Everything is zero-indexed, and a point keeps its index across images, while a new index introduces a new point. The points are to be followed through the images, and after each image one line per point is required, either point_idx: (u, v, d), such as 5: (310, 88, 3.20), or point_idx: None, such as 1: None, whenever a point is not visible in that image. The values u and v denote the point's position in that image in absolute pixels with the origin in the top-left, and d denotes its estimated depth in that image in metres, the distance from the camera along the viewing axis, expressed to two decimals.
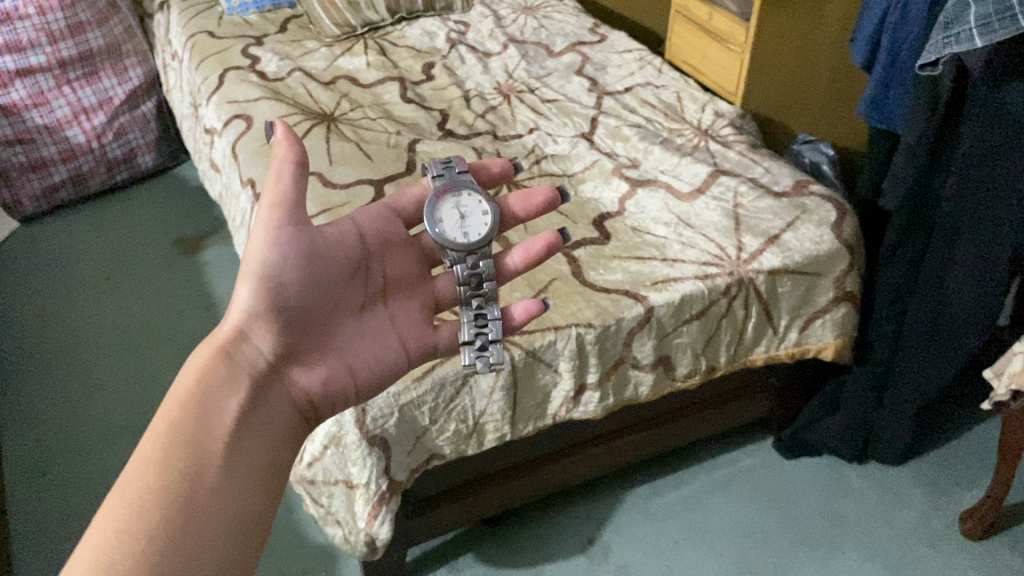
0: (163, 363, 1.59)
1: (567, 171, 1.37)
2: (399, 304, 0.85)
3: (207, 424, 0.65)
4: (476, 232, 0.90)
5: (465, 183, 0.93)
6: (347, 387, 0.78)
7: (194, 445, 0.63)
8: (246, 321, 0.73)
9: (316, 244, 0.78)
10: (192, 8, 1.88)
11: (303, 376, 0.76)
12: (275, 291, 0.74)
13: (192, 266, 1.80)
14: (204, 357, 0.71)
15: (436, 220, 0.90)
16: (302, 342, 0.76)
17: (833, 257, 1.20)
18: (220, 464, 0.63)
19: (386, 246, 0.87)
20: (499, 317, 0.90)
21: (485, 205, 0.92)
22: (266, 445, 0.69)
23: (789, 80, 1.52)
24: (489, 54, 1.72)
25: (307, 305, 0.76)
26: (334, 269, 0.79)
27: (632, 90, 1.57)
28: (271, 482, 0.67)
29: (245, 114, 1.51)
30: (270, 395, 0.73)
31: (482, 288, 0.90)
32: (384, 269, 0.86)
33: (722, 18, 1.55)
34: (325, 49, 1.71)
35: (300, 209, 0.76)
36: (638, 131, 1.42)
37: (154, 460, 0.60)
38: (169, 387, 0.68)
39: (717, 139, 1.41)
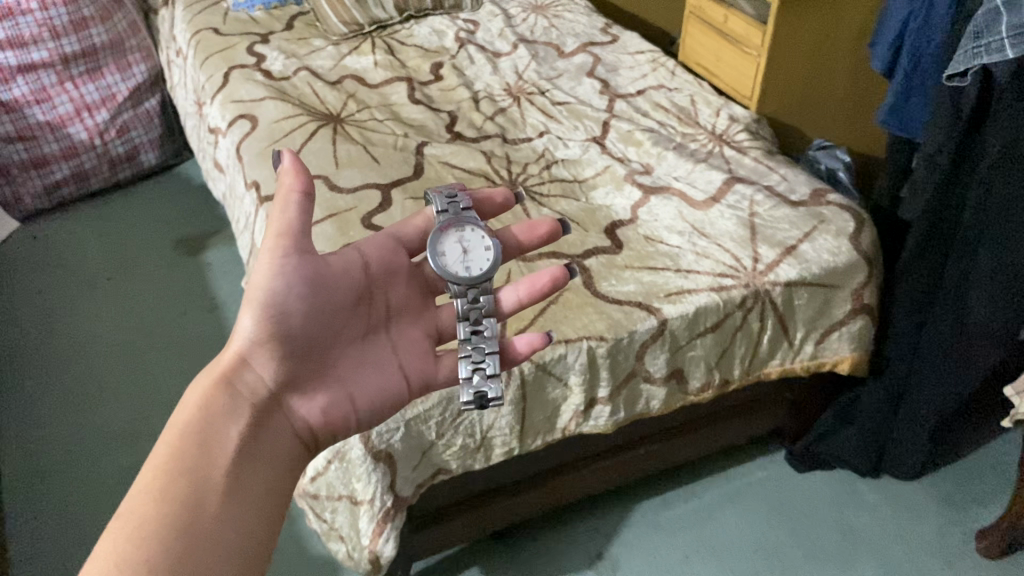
0: (166, 366, 1.57)
1: (578, 177, 1.34)
2: (403, 332, 0.85)
3: (206, 457, 0.67)
4: (478, 267, 0.88)
5: (468, 217, 0.91)
6: (348, 417, 0.79)
7: (193, 480, 0.65)
8: (248, 350, 0.74)
9: (322, 273, 0.77)
10: (197, 4, 1.85)
11: (304, 406, 0.77)
12: (279, 321, 0.74)
13: (194, 267, 1.78)
14: (206, 386, 0.72)
15: (438, 254, 0.88)
16: (303, 372, 0.77)
17: (851, 269, 1.17)
18: (218, 499, 0.65)
19: (391, 274, 0.87)
20: (497, 352, 0.87)
21: (488, 240, 0.90)
22: (264, 477, 0.70)
23: (809, 83, 1.48)
24: (498, 54, 1.69)
25: (311, 335, 0.76)
26: (339, 297, 0.79)
27: (644, 92, 1.54)
28: (268, 514, 0.69)
29: (249, 114, 1.49)
30: (269, 424, 0.74)
31: (482, 323, 0.88)
32: (388, 299, 0.86)
33: (735, 18, 1.47)
34: (332, 47, 1.68)
35: (306, 238, 0.76)
36: (651, 136, 1.39)
37: (152, 494, 0.62)
38: (170, 417, 0.69)
39: (732, 145, 1.38)
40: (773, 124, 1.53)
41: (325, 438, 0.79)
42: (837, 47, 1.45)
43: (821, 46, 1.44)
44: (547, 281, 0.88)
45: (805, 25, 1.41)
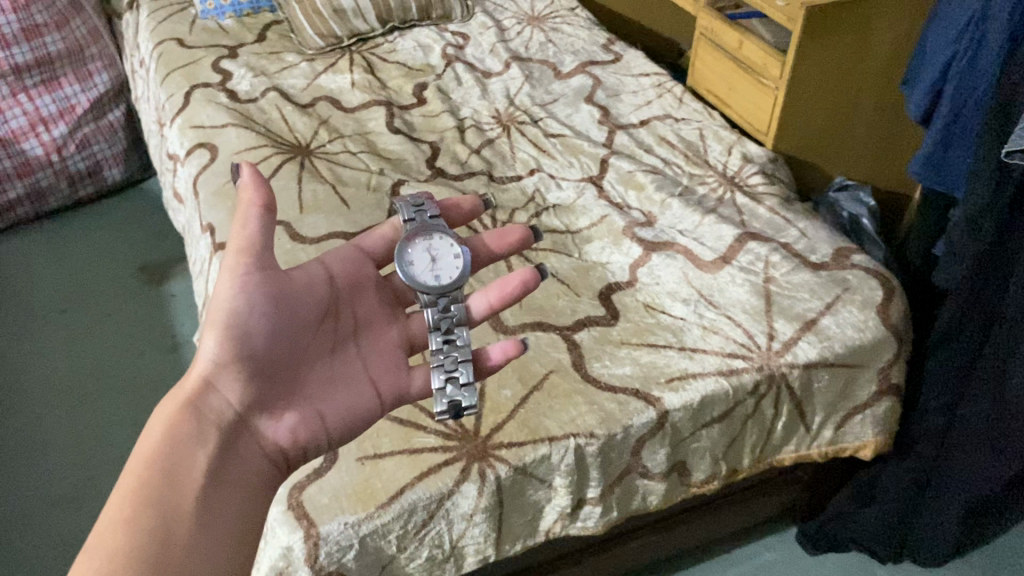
0: (122, 415, 1.43)
1: (572, 227, 1.19)
2: (373, 346, 0.80)
3: (176, 483, 0.61)
4: (448, 275, 0.84)
5: (435, 224, 0.87)
6: (319, 439, 0.73)
7: (163, 506, 0.58)
8: (213, 371, 0.68)
9: (284, 288, 0.73)
10: (163, 10, 1.70)
11: (274, 429, 0.71)
12: (244, 339, 0.69)
13: (157, 298, 1.64)
14: (168, 412, 0.66)
15: (406, 263, 0.83)
16: (271, 392, 0.71)
17: (879, 346, 1.03)
18: (191, 528, 0.59)
19: (357, 287, 0.82)
20: (470, 360, 0.80)
21: (456, 248, 0.85)
22: (239, 502, 0.64)
23: (832, 116, 1.33)
24: (488, 73, 1.54)
25: (276, 353, 0.71)
26: (303, 313, 0.75)
27: (648, 123, 1.39)
28: (245, 542, 0.62)
29: (209, 143, 1.34)
30: (238, 449, 0.68)
31: (454, 332, 0.82)
32: (355, 312, 0.81)
33: (751, 45, 1.31)
34: (306, 63, 1.53)
35: (267, 250, 0.72)
36: (654, 178, 1.24)
37: (122, 522, 0.56)
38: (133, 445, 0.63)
39: (745, 190, 1.23)
40: (792, 162, 1.38)
41: (298, 463, 0.73)
42: (864, 74, 1.30)
43: (847, 74, 1.29)
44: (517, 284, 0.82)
45: (830, 52, 1.25)
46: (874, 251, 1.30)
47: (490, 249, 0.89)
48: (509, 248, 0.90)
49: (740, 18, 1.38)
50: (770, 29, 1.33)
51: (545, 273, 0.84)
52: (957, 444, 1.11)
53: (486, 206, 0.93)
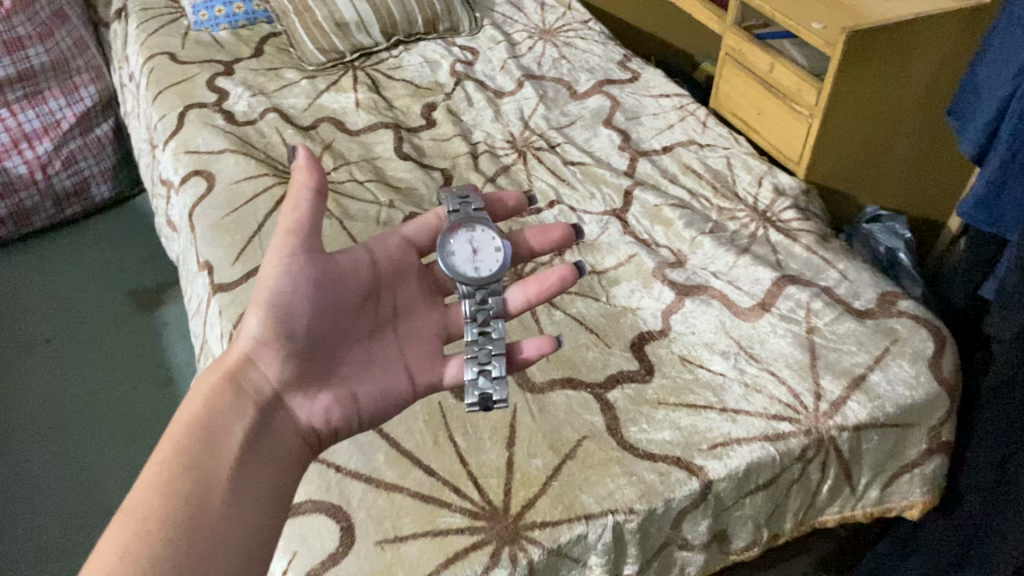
0: (112, 455, 1.34)
1: (597, 267, 1.11)
2: (409, 332, 0.87)
3: (213, 450, 0.67)
4: (487, 268, 0.90)
5: (479, 218, 0.94)
6: (351, 418, 0.79)
7: (200, 470, 0.65)
8: (255, 348, 0.75)
9: (330, 273, 0.80)
10: (153, 21, 1.60)
11: (307, 407, 0.77)
12: (286, 321, 0.76)
13: (149, 325, 1.56)
14: (213, 384, 0.73)
15: (448, 253, 0.90)
16: (308, 370, 0.78)
17: (931, 404, 0.96)
18: (226, 490, 0.65)
19: (399, 275, 0.91)
20: (503, 354, 0.85)
21: (497, 241, 0.92)
22: (269, 473, 0.70)
23: (867, 143, 1.26)
24: (500, 92, 1.46)
25: (317, 334, 0.78)
26: (343, 298, 0.82)
27: (672, 150, 1.31)
28: (274, 510, 0.68)
29: (205, 171, 1.26)
30: (273, 423, 0.74)
31: (489, 324, 0.87)
32: (395, 299, 0.89)
33: (784, 69, 1.23)
34: (307, 81, 1.45)
35: (316, 237, 0.79)
36: (681, 212, 1.17)
37: (160, 483, 0.63)
38: (177, 413, 0.71)
39: (779, 226, 1.16)
40: (823, 192, 1.30)
41: (329, 440, 0.79)
42: (902, 99, 1.23)
43: (884, 100, 1.22)
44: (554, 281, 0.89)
45: (868, 78, 1.18)
46: (912, 288, 1.23)
47: (530, 246, 0.96)
48: (549, 246, 0.96)
49: (770, 38, 1.30)
50: (803, 51, 1.26)
51: (581, 271, 0.91)
52: (1000, 517, 1.03)
53: (529, 203, 1.00)
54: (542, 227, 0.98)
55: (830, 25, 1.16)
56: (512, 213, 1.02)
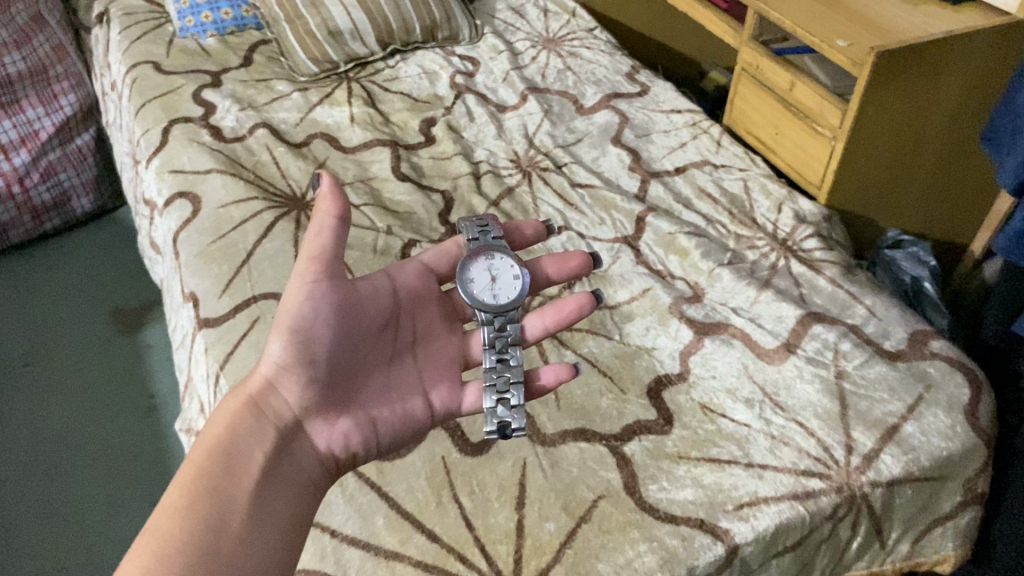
0: (92, 492, 1.26)
1: (610, 302, 1.04)
2: (429, 357, 0.84)
3: (232, 478, 0.65)
4: (507, 296, 0.86)
5: (497, 245, 0.90)
6: (371, 444, 0.76)
7: (218, 498, 0.62)
8: (276, 373, 0.72)
9: (352, 297, 0.77)
10: (136, 27, 1.52)
11: (328, 433, 0.74)
12: (309, 346, 0.72)
13: (131, 351, 1.48)
14: (233, 408, 0.70)
15: (466, 280, 0.86)
16: (330, 396, 0.75)
17: (970, 456, 0.89)
18: (245, 520, 0.62)
19: (417, 301, 0.87)
20: (522, 382, 0.83)
21: (516, 269, 0.88)
22: (289, 502, 0.67)
23: (893, 166, 1.20)
24: (503, 106, 1.38)
25: (340, 359, 0.75)
26: (367, 321, 0.79)
27: (685, 171, 1.24)
28: (293, 540, 0.65)
29: (191, 192, 1.18)
30: (294, 449, 0.71)
31: (508, 352, 0.84)
32: (415, 324, 0.85)
33: (806, 88, 1.16)
34: (299, 93, 1.37)
35: (339, 261, 0.76)
36: (697, 241, 1.10)
37: (178, 511, 0.60)
38: (196, 438, 0.68)
39: (800, 257, 1.09)
40: (844, 216, 1.23)
41: (348, 466, 0.76)
42: (929, 120, 1.17)
43: (912, 121, 1.15)
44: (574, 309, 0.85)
45: (896, 100, 1.11)
46: (937, 320, 1.17)
47: (549, 274, 0.92)
48: (568, 275, 0.92)
49: (789, 54, 1.23)
50: (825, 69, 1.19)
51: (601, 300, 0.87)
52: None
53: (548, 233, 0.96)
54: (561, 255, 0.94)
55: (856, 45, 1.09)
56: (529, 243, 0.97)
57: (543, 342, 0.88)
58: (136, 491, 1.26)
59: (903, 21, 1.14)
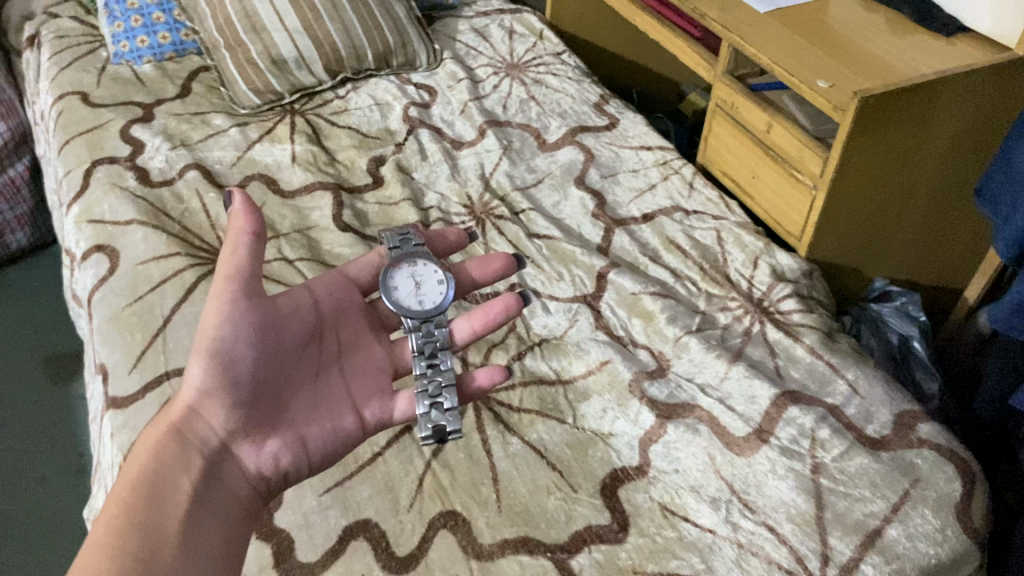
0: (7, 566, 1.15)
1: (563, 375, 0.93)
2: (357, 369, 0.82)
3: (161, 506, 0.62)
4: (432, 301, 0.86)
5: (419, 252, 0.90)
6: (303, 464, 0.74)
7: (147, 530, 0.60)
8: (198, 398, 0.70)
9: (271, 315, 0.76)
10: (67, 52, 1.41)
11: (255, 455, 0.72)
12: (228, 367, 0.71)
13: (62, 402, 1.38)
14: (155, 439, 0.68)
15: (390, 289, 0.85)
16: (255, 416, 0.73)
17: (961, 563, 0.79)
18: (177, 548, 0.60)
19: (341, 313, 0.85)
20: (454, 385, 0.82)
21: (440, 274, 0.88)
22: (221, 525, 0.65)
23: (879, 216, 1.09)
24: (459, 142, 1.28)
25: (263, 378, 0.73)
26: (288, 339, 0.77)
27: (653, 218, 1.14)
28: (230, 563, 0.63)
29: (109, 246, 1.08)
30: (221, 474, 0.69)
31: (437, 356, 0.84)
32: (339, 336, 0.84)
33: (783, 131, 1.06)
34: (238, 128, 1.26)
35: (254, 281, 0.75)
36: (663, 302, 1.00)
37: (104, 546, 0.57)
38: (119, 471, 0.65)
39: (777, 321, 0.99)
40: (827, 269, 1.13)
41: (279, 488, 0.74)
42: (918, 166, 1.07)
43: (901, 169, 1.05)
44: (500, 309, 0.86)
45: (883, 147, 1.01)
46: (928, 385, 1.07)
47: (474, 278, 0.93)
48: (493, 277, 0.93)
49: (766, 90, 1.13)
50: (806, 110, 1.08)
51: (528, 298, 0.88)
52: None
53: (471, 239, 0.96)
54: (484, 258, 0.95)
55: (838, 86, 0.99)
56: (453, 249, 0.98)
57: (474, 344, 0.88)
58: (55, 564, 1.15)
59: (891, 59, 1.03)
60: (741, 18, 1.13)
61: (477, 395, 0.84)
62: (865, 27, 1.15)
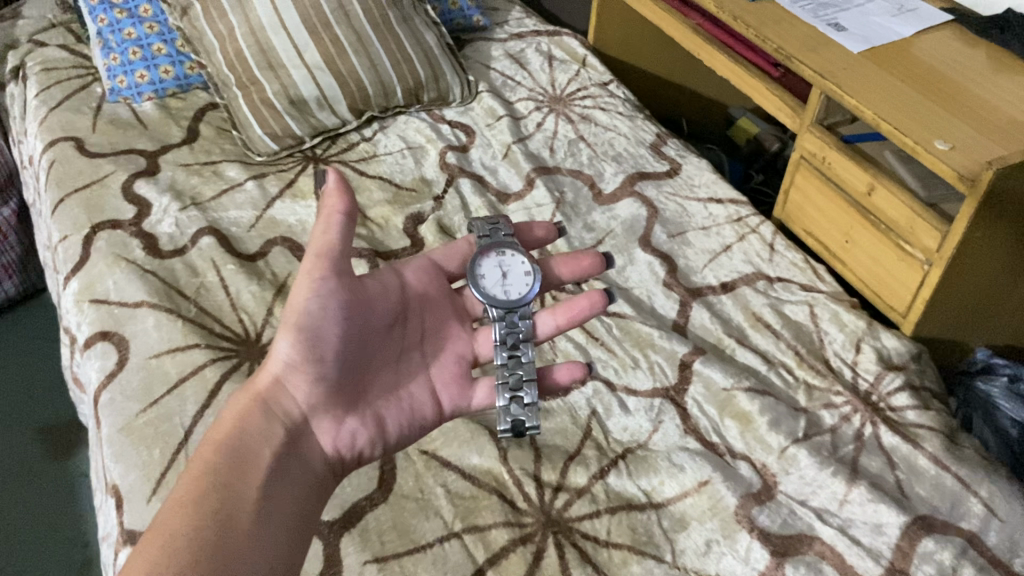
0: None
1: (655, 497, 0.80)
2: (437, 354, 0.83)
3: (243, 469, 0.64)
4: (517, 291, 0.84)
5: (508, 242, 0.89)
6: (378, 443, 0.76)
7: (228, 492, 0.62)
8: (285, 371, 0.72)
9: (361, 296, 0.76)
10: (56, 88, 1.26)
11: (334, 433, 0.73)
12: (317, 345, 0.71)
13: (62, 482, 1.23)
14: (242, 406, 0.70)
15: (478, 277, 0.85)
16: (338, 394, 0.74)
17: None
18: (256, 514, 0.62)
19: (426, 301, 0.85)
20: (535, 379, 0.81)
21: (527, 265, 0.86)
22: (297, 497, 0.67)
23: (996, 290, 0.96)
24: (504, 193, 1.14)
25: (349, 357, 0.74)
26: (374, 320, 0.78)
27: (733, 288, 1.00)
28: (300, 535, 0.65)
29: (116, 333, 0.93)
30: (300, 448, 0.70)
31: (519, 347, 0.83)
32: (423, 324, 0.84)
33: (888, 194, 0.93)
34: (256, 182, 1.12)
35: (345, 259, 0.74)
36: (762, 402, 0.86)
37: (187, 504, 0.60)
38: (207, 432, 0.68)
39: (890, 421, 0.87)
40: (931, 344, 1.00)
41: (353, 465, 0.76)
42: None
43: None
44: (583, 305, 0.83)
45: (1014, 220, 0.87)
46: None
47: (560, 275, 0.90)
48: (581, 275, 0.90)
49: (860, 143, 1.00)
50: (912, 169, 0.95)
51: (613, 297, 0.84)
52: None
53: (559, 233, 0.94)
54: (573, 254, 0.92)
55: (960, 151, 0.85)
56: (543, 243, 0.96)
57: (555, 337, 0.86)
58: None
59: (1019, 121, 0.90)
60: (833, 59, 0.99)
61: (557, 390, 0.84)
62: (970, 62, 1.01)
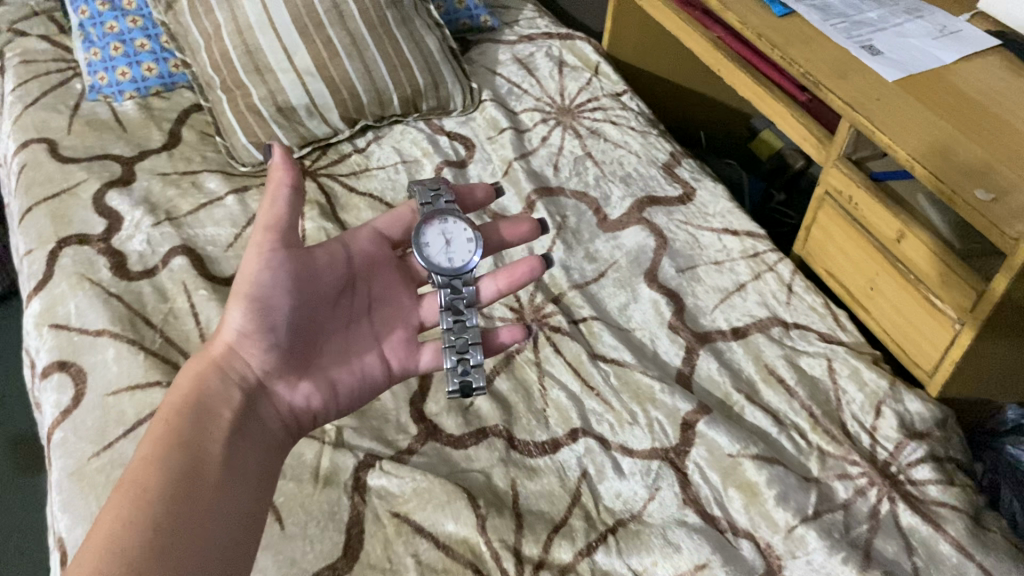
0: None
1: None
2: (386, 321, 0.80)
3: (203, 429, 0.62)
4: (462, 259, 0.81)
5: (449, 209, 0.85)
6: (333, 408, 0.74)
7: (190, 449, 0.60)
8: (237, 338, 0.69)
9: (311, 263, 0.74)
10: (33, 83, 1.19)
11: (290, 395, 0.71)
12: (267, 311, 0.69)
13: (31, 499, 1.17)
14: (196, 371, 0.67)
15: (421, 245, 0.81)
16: (292, 359, 0.71)
17: None
18: (220, 471, 0.60)
19: (373, 267, 0.81)
20: (480, 342, 0.80)
21: (470, 232, 0.83)
22: (257, 457, 0.65)
23: None
24: (502, 214, 1.06)
25: (302, 323, 0.72)
26: (323, 288, 0.75)
27: (745, 335, 0.92)
28: (262, 491, 0.63)
29: (74, 364, 0.86)
30: (258, 411, 0.68)
31: (464, 313, 0.82)
32: (370, 290, 0.80)
33: (919, 244, 0.84)
34: (237, 195, 1.05)
35: (293, 233, 0.73)
36: (770, 472, 0.79)
37: (152, 463, 0.58)
38: (164, 398, 0.65)
39: (910, 498, 0.78)
40: (958, 403, 0.92)
41: (309, 428, 0.74)
42: None
43: None
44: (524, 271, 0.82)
45: None
46: None
47: (502, 238, 0.88)
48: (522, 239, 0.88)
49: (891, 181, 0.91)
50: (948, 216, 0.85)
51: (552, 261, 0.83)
52: None
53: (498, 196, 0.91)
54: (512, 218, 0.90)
55: (1004, 204, 0.76)
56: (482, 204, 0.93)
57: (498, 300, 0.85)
58: None
59: None
60: (864, 88, 0.90)
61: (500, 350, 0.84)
62: (1015, 95, 0.91)
